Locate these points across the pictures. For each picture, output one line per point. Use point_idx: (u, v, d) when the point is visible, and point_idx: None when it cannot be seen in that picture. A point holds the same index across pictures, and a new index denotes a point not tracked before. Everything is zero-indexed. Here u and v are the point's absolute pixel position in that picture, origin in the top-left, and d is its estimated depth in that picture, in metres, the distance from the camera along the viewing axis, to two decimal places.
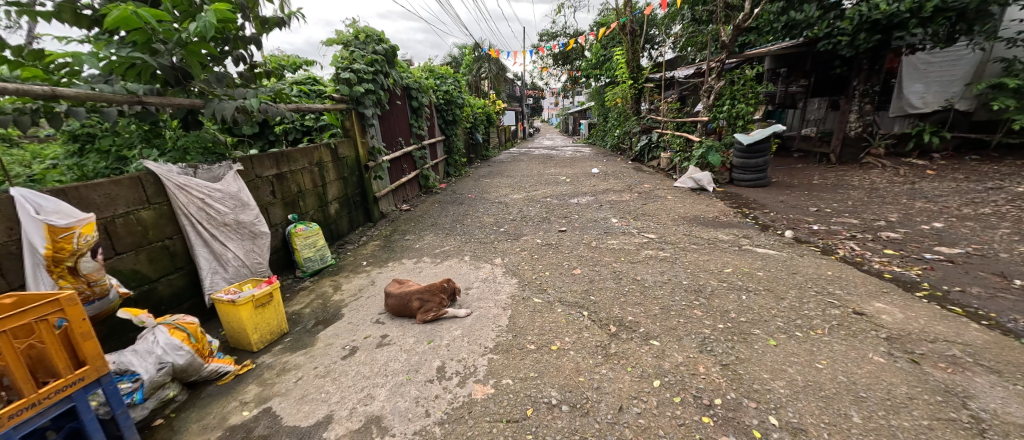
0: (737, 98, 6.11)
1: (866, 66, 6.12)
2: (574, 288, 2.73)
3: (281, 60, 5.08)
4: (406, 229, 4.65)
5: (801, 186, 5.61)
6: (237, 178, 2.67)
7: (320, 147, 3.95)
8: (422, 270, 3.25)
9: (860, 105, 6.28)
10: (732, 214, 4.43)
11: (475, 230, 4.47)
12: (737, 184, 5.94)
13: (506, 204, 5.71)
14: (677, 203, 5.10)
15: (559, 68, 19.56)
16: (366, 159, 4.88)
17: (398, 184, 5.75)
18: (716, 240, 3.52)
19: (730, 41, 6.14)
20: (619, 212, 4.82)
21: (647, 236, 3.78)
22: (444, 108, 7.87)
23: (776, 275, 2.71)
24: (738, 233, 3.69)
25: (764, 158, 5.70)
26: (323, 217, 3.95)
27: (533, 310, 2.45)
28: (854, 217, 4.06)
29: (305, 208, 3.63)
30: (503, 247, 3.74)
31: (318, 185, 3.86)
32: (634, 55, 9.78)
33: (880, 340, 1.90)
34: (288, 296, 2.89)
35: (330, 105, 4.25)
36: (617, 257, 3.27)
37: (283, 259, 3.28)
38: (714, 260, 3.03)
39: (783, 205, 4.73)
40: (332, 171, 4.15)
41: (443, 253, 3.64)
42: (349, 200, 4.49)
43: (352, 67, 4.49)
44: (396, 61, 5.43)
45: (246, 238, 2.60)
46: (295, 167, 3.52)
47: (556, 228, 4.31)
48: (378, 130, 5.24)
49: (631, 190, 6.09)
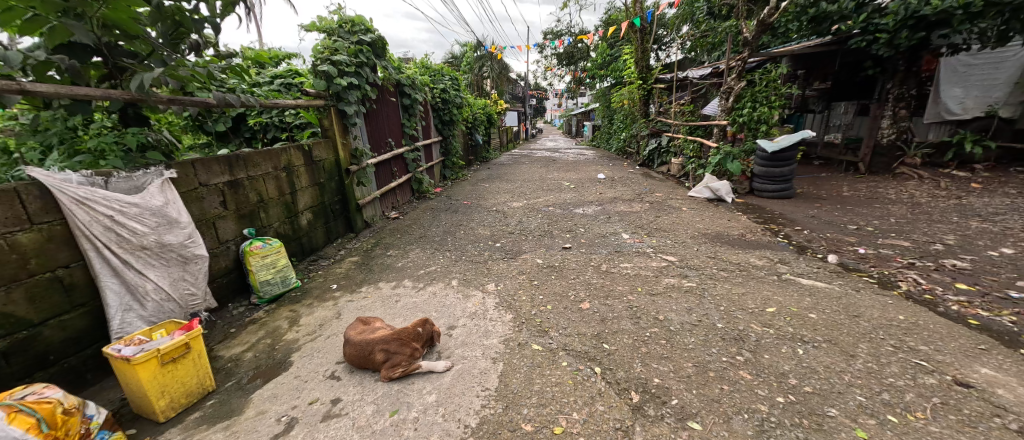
0: (760, 101, 5.55)
1: (902, 67, 5.55)
2: (583, 332, 2.20)
3: (263, 52, 4.60)
4: (391, 242, 4.13)
5: (832, 199, 5.08)
6: (165, 189, 2.16)
7: (290, 148, 3.43)
8: (400, 299, 2.73)
9: (895, 109, 5.73)
10: (759, 231, 3.90)
11: (468, 245, 3.94)
12: (759, 195, 5.41)
13: (504, 213, 5.19)
14: (695, 216, 4.58)
15: (562, 68, 18.99)
16: (347, 162, 4.34)
17: (386, 189, 5.24)
18: (747, 265, 2.99)
19: (753, 38, 5.59)
20: (630, 227, 4.29)
21: (666, 258, 3.25)
22: (440, 107, 7.34)
23: (836, 319, 2.18)
24: (772, 257, 3.15)
25: (788, 167, 5.17)
26: (293, 230, 3.43)
27: (531, 365, 1.92)
28: (904, 239, 3.53)
29: (266, 221, 3.11)
30: (499, 268, 3.21)
31: (285, 193, 3.34)
32: (643, 54, 9.25)
33: (1014, 435, 1.36)
34: (232, 332, 2.37)
35: (304, 101, 3.73)
36: (633, 286, 2.74)
37: (237, 282, 2.78)
38: (752, 295, 2.49)
39: (817, 221, 4.20)
40: (305, 176, 3.63)
41: (428, 275, 3.12)
42: (326, 208, 3.97)
43: (332, 59, 3.96)
44: (388, 53, 4.91)
45: (173, 264, 2.09)
46: (254, 173, 2.99)
47: (560, 245, 3.80)
48: (364, 130, 4.73)
49: (641, 200, 5.58)
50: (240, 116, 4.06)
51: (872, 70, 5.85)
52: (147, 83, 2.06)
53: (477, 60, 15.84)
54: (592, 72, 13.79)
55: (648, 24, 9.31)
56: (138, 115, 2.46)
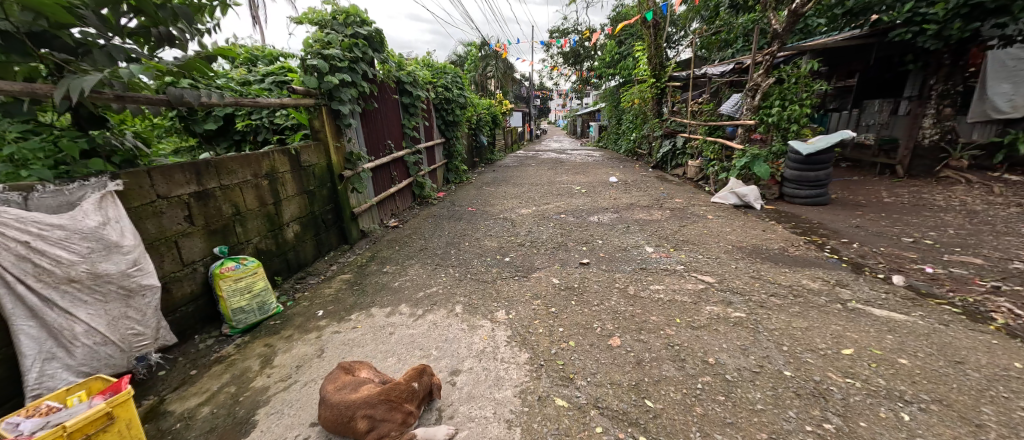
0: (790, 99, 5.07)
1: (948, 61, 5.11)
2: (618, 381, 1.79)
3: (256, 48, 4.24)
4: (388, 256, 3.73)
5: (873, 205, 4.63)
6: (105, 205, 1.75)
7: (273, 152, 3.03)
8: (395, 331, 2.31)
9: (938, 107, 5.28)
10: (802, 244, 3.47)
11: (473, 259, 3.53)
12: (790, 201, 4.95)
13: (512, 221, 4.78)
14: (724, 225, 4.15)
15: (568, 68, 18.54)
16: (341, 167, 3.94)
17: (386, 195, 4.86)
18: (801, 289, 2.56)
19: (784, 30, 5.14)
20: (653, 238, 3.85)
21: (701, 278, 2.82)
22: (443, 106, 6.94)
23: (936, 369, 1.74)
24: (827, 279, 2.71)
25: (824, 171, 4.69)
26: (277, 244, 3.04)
27: (557, 432, 1.51)
28: (974, 255, 3.09)
29: (244, 236, 2.71)
30: (510, 290, 2.80)
31: (267, 203, 2.94)
32: (657, 51, 8.81)
33: None
34: (191, 376, 1.98)
35: (290, 99, 3.32)
36: (670, 316, 2.32)
37: (207, 309, 2.39)
38: (819, 331, 2.07)
39: (864, 232, 3.76)
40: (292, 184, 3.23)
41: (428, 299, 2.71)
42: (317, 218, 3.58)
43: (323, 52, 3.58)
44: (387, 48, 4.52)
45: (112, 298, 1.68)
46: (229, 182, 2.60)
47: (577, 261, 3.37)
48: (360, 132, 4.34)
49: (661, 206, 5.15)
50: (229, 116, 3.72)
51: (912, 65, 5.38)
52: (74, 91, 1.68)
53: (481, 59, 15.42)
54: (601, 71, 13.39)
55: (661, 20, 8.88)
56: (93, 116, 2.10)
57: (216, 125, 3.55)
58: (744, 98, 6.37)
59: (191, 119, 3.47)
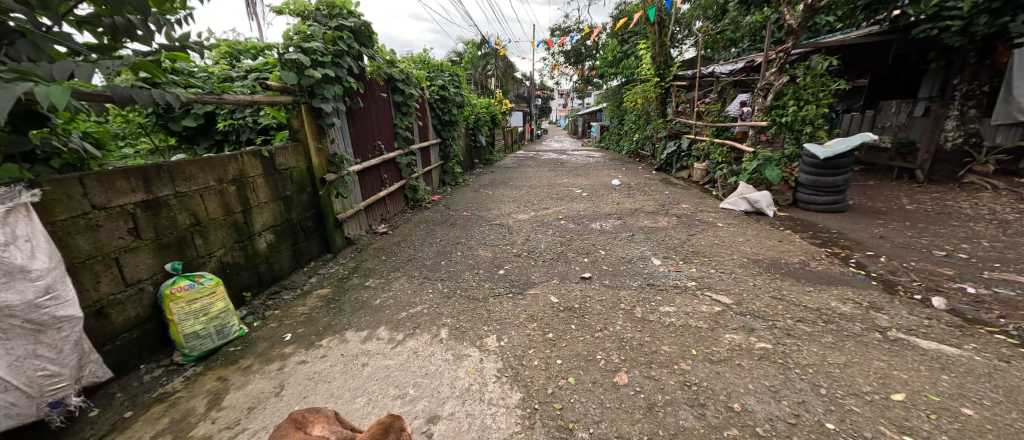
0: (805, 98, 4.75)
1: (973, 60, 4.79)
2: (627, 435, 1.51)
3: (240, 41, 3.97)
4: (373, 266, 3.44)
5: (894, 213, 4.33)
6: (12, 219, 1.43)
7: (242, 155, 2.73)
8: (368, 362, 2.01)
9: (962, 109, 5.00)
10: (823, 257, 3.18)
11: (464, 272, 3.23)
12: (805, 208, 4.66)
13: (509, 228, 4.48)
14: (736, 234, 3.85)
15: (569, 67, 18.24)
16: (324, 170, 3.64)
17: (374, 199, 4.56)
18: (831, 314, 2.26)
19: (799, 26, 4.84)
20: (660, 249, 3.56)
21: (716, 298, 2.51)
22: (438, 105, 6.65)
23: (1011, 424, 1.45)
24: (858, 301, 2.42)
25: (842, 176, 4.39)
26: (246, 256, 2.75)
27: None
28: (1017, 272, 2.80)
29: (205, 248, 2.41)
30: (502, 311, 2.50)
31: (234, 211, 2.65)
32: (662, 50, 8.40)
33: None
34: (124, 419, 1.69)
35: (263, 97, 3.01)
36: (684, 346, 2.02)
37: (157, 335, 2.11)
38: (861, 369, 1.78)
39: (890, 243, 3.47)
40: (264, 189, 2.93)
41: (411, 321, 2.41)
42: (295, 226, 3.28)
43: (303, 45, 3.28)
44: (375, 42, 4.21)
45: (15, 336, 1.40)
46: (185, 188, 2.30)
47: (578, 275, 3.08)
48: (346, 131, 4.04)
49: (666, 212, 4.85)
50: (209, 115, 3.43)
51: (934, 63, 5.07)
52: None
53: (480, 58, 15.14)
54: (602, 71, 13.09)
55: (665, 17, 8.56)
56: (34, 114, 1.80)
57: (196, 123, 3.27)
58: (752, 99, 6.14)
59: (169, 116, 3.19)
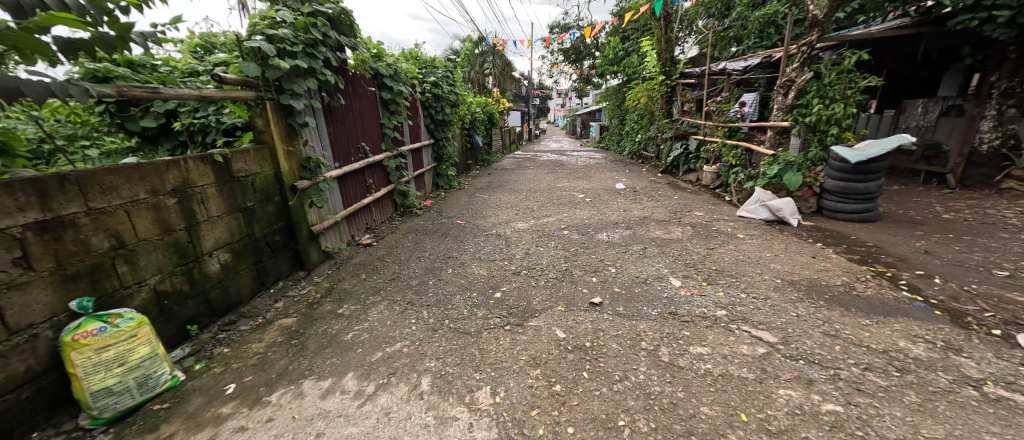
0: (830, 96, 4.33)
1: (1014, 54, 4.38)
2: None
3: (217, 35, 3.47)
4: (351, 288, 2.98)
5: (933, 223, 3.91)
6: None
7: (185, 160, 2.28)
8: (324, 431, 1.57)
9: (1000, 108, 4.57)
10: (869, 278, 2.75)
11: (455, 295, 2.79)
12: (831, 216, 4.25)
13: (506, 239, 4.03)
14: (761, 248, 3.42)
15: (568, 65, 17.81)
16: (296, 176, 3.18)
17: (357, 206, 4.10)
18: (903, 359, 1.83)
19: (825, 17, 4.43)
20: (678, 266, 3.12)
21: (757, 335, 2.06)
22: (430, 103, 6.19)
23: None
24: (930, 339, 2.00)
25: (873, 182, 3.98)
26: (191, 282, 2.29)
27: None
28: None
29: (132, 277, 1.97)
30: (497, 351, 2.06)
31: (174, 228, 2.20)
32: (668, 45, 7.96)
33: None
34: None
35: (216, 92, 2.54)
36: (730, 407, 1.59)
37: (60, 392, 1.68)
38: None
39: (938, 260, 3.06)
40: (217, 201, 2.48)
41: (386, 366, 1.96)
42: (259, 241, 2.83)
43: (268, 32, 2.82)
44: (358, 32, 3.75)
45: None
46: (101, 203, 1.85)
47: (586, 299, 2.63)
48: (322, 131, 3.58)
49: (679, 221, 4.41)
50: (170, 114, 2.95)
51: (968, 59, 4.73)
52: None
53: (478, 55, 14.70)
54: (602, 68, 12.66)
55: (672, 12, 8.12)
56: None
57: (157, 123, 2.78)
58: (755, 101, 6.38)
59: (124, 114, 2.68)
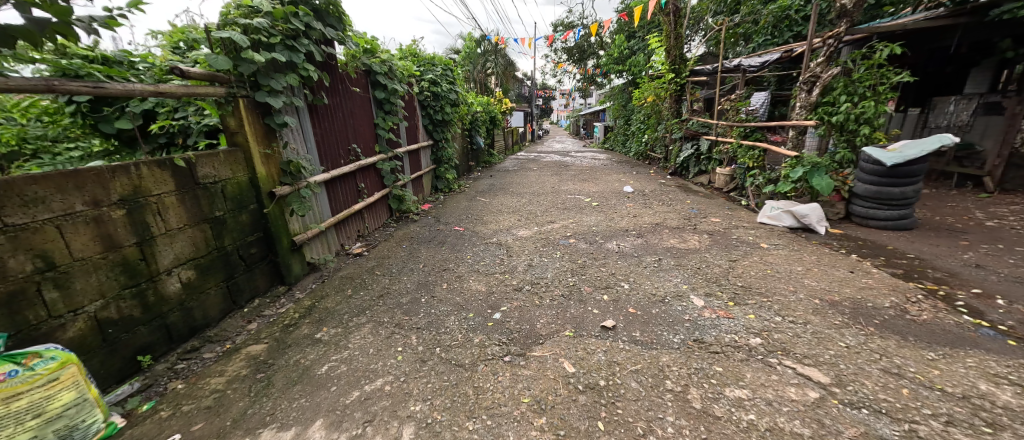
0: (860, 93, 3.95)
1: None
2: None
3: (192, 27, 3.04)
4: (333, 307, 2.66)
5: (978, 232, 3.55)
6: None
7: (137, 165, 1.98)
8: None
9: None
10: (920, 297, 2.42)
11: (449, 316, 2.48)
12: (862, 223, 3.90)
13: (507, 248, 3.71)
14: (791, 260, 3.08)
15: (571, 64, 17.48)
16: (275, 181, 2.87)
17: (346, 213, 3.79)
18: (991, 410, 1.50)
19: (853, 7, 4.08)
20: (699, 282, 2.79)
21: (804, 373, 1.74)
22: (429, 102, 5.89)
23: None
24: (1015, 380, 1.66)
25: (910, 186, 3.62)
26: (144, 305, 1.99)
27: None
28: None
29: (64, 304, 1.68)
30: (495, 390, 1.75)
31: (122, 244, 1.90)
32: (677, 41, 7.59)
33: None
34: None
35: (179, 88, 2.24)
36: None
37: None
38: None
39: (994, 276, 2.71)
40: (177, 211, 2.18)
41: (362, 411, 1.65)
42: (230, 255, 2.52)
43: (240, 22, 2.51)
44: (347, 24, 3.45)
45: None
46: (20, 218, 1.57)
47: (596, 323, 2.30)
48: (306, 132, 3.27)
49: (695, 228, 4.07)
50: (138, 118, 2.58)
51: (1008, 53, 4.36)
52: None
53: (479, 55, 14.41)
54: (607, 67, 12.33)
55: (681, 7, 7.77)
56: None
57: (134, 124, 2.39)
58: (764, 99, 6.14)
59: (97, 114, 2.28)
